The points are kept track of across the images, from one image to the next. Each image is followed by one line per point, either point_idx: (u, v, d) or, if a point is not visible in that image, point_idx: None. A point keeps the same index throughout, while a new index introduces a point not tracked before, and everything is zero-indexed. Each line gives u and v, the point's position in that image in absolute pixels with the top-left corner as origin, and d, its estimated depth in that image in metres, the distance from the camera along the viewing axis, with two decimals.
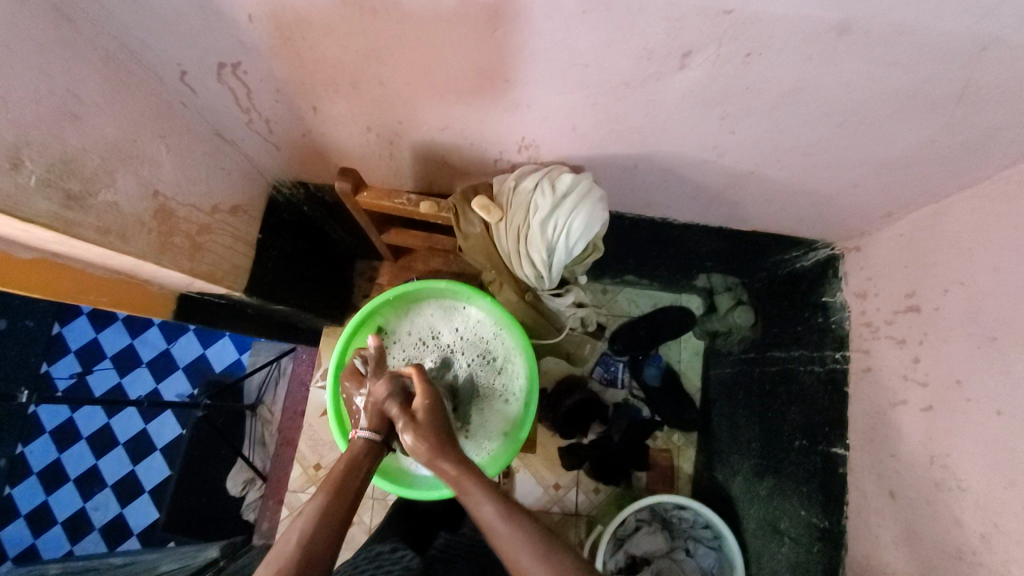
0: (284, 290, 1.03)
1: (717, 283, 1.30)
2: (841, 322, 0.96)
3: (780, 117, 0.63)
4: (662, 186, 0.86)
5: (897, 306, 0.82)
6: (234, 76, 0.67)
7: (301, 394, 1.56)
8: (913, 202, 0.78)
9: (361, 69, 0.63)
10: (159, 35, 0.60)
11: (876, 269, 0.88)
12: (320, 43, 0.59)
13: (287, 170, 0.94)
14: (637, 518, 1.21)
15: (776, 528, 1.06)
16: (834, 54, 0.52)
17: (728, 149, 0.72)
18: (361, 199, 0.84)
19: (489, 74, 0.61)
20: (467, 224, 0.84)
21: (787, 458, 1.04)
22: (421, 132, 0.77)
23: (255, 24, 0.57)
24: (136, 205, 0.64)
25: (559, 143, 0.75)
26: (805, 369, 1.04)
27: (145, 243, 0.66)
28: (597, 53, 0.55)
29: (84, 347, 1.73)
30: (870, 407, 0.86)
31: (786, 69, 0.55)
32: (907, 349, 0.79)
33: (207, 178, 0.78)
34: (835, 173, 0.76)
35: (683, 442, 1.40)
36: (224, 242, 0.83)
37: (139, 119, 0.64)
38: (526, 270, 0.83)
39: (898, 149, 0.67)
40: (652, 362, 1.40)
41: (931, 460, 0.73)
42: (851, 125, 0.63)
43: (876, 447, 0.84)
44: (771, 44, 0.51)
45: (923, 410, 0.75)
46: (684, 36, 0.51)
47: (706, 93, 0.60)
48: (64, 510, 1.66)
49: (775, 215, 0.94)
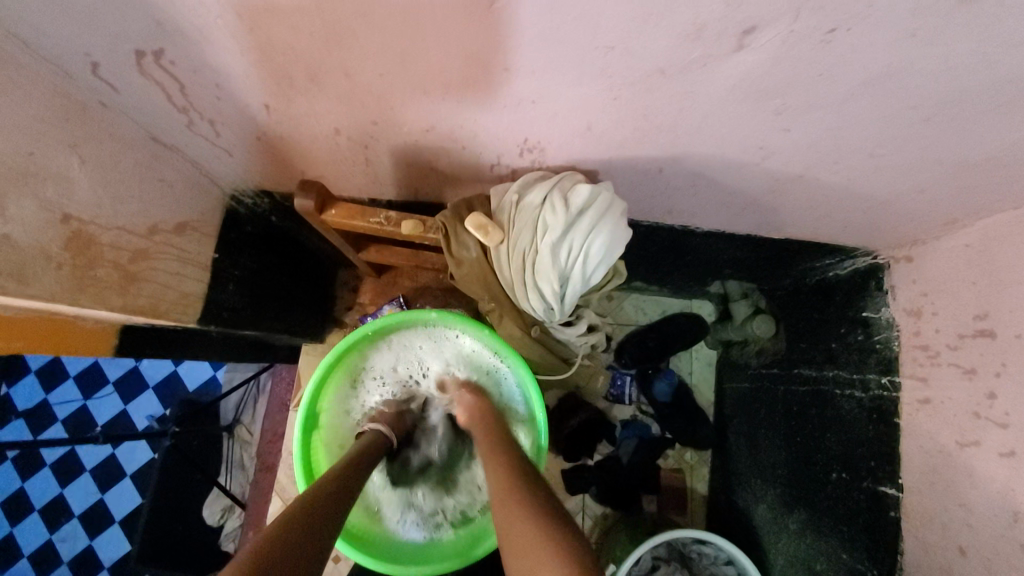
0: (254, 317, 0.89)
1: (733, 289, 1.18)
2: (888, 342, 0.84)
3: (851, 110, 0.50)
4: (688, 193, 0.73)
5: (964, 329, 0.70)
6: (161, 69, 0.53)
7: (281, 416, 1.42)
8: (988, 208, 0.66)
9: (321, 57, 0.49)
10: (50, 15, 0.46)
11: (934, 284, 0.76)
12: (262, 24, 0.45)
13: (246, 179, 0.81)
14: (654, 554, 1.09)
15: (811, 569, 0.95)
16: (949, 27, 0.39)
17: (776, 150, 0.59)
18: (327, 218, 0.70)
19: (485, 61, 0.48)
20: (462, 243, 0.70)
21: (823, 492, 0.93)
22: (402, 134, 0.63)
23: (174, 0, 0.43)
24: (38, 235, 0.51)
25: (569, 145, 0.62)
26: (842, 393, 0.92)
27: (55, 281, 0.52)
28: (629, 32, 0.42)
29: (46, 366, 1.60)
30: (929, 444, 0.75)
31: (877, 51, 0.42)
32: (980, 382, 0.68)
33: (143, 194, 0.64)
34: (901, 176, 0.63)
35: (696, 459, 1.28)
36: (170, 268, 0.70)
37: (37, 125, 0.50)
38: (532, 303, 0.69)
39: (991, 147, 0.55)
40: (663, 376, 1.28)
41: (1016, 517, 0.61)
42: (938, 121, 0.51)
43: (939, 492, 0.73)
44: (865, 15, 0.38)
45: (1003, 455, 0.64)
46: (748, 6, 0.38)
47: (763, 83, 0.47)
48: (29, 543, 1.54)
49: (815, 222, 0.81)
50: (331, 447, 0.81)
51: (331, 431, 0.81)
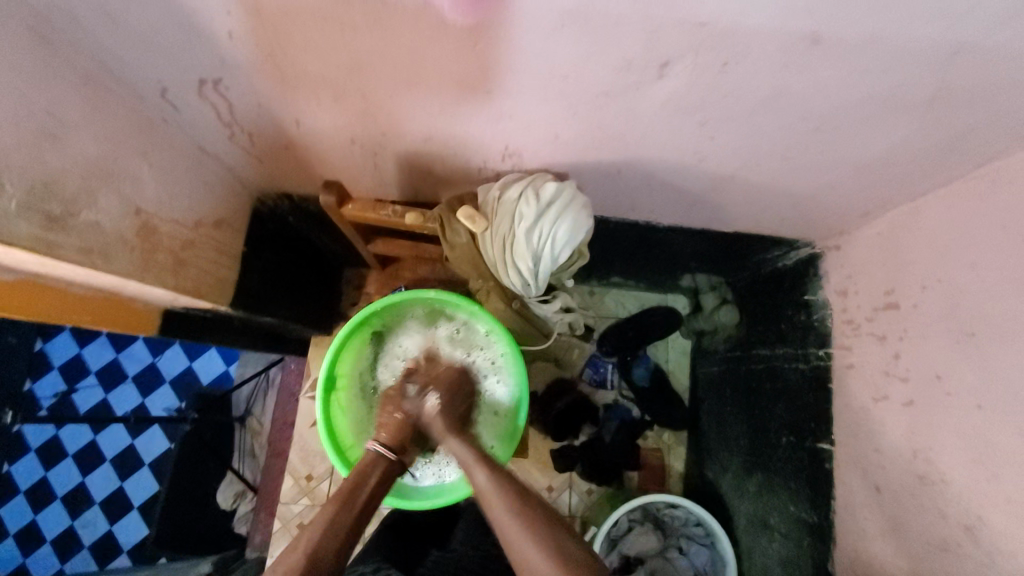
0: (272, 302, 1.02)
1: (702, 283, 1.32)
2: (823, 319, 0.97)
3: (759, 121, 0.64)
4: (645, 191, 0.87)
5: (876, 303, 0.84)
6: (215, 93, 0.67)
7: (291, 403, 1.53)
8: (890, 201, 0.80)
9: (344, 83, 0.63)
10: (137, 52, 0.59)
11: (855, 267, 0.90)
12: (301, 59, 0.59)
13: (270, 183, 0.94)
14: (631, 518, 1.22)
15: (766, 524, 1.07)
16: (810, 61, 0.53)
17: (708, 154, 0.73)
18: (346, 211, 0.84)
19: (472, 86, 0.61)
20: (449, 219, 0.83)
21: (775, 455, 1.05)
22: (404, 143, 0.77)
23: (236, 42, 0.57)
24: (118, 224, 0.64)
25: (542, 151, 0.76)
26: (790, 366, 1.05)
27: (129, 261, 0.65)
28: (578, 65, 0.56)
29: (69, 362, 1.70)
30: (853, 403, 0.88)
31: (764, 77, 0.56)
32: (888, 345, 0.81)
33: (191, 194, 0.78)
34: (814, 175, 0.77)
35: (673, 440, 1.40)
36: (209, 257, 0.83)
37: (119, 137, 0.64)
38: (512, 278, 0.83)
39: (875, 150, 0.69)
40: (640, 362, 1.42)
41: (913, 453, 0.74)
42: (828, 129, 0.65)
43: (861, 443, 0.86)
44: (748, 53, 0.52)
45: (904, 404, 0.77)
46: (663, 47, 0.52)
47: (686, 101, 0.61)
48: (52, 529, 1.63)
49: (757, 216, 0.95)
50: (347, 411, 0.95)
51: (347, 398, 0.95)
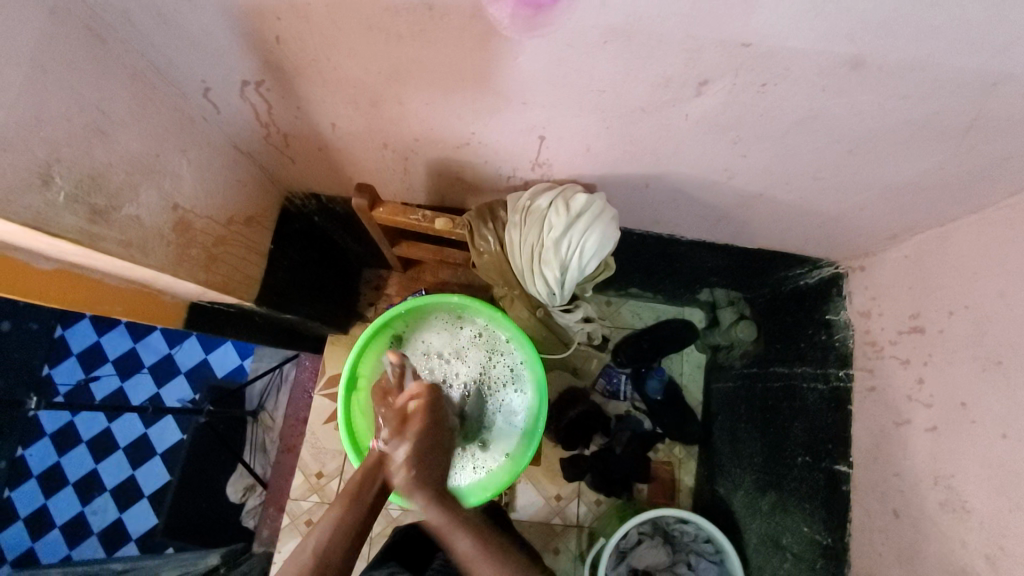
0: (295, 300, 1.04)
1: (720, 297, 1.32)
2: (844, 341, 0.97)
3: (791, 142, 0.65)
4: (671, 206, 0.88)
5: (902, 326, 0.83)
6: (256, 94, 0.68)
7: (304, 401, 1.54)
8: (919, 225, 0.79)
9: (382, 90, 0.64)
10: (184, 53, 0.61)
11: (880, 290, 0.89)
12: (343, 65, 0.60)
13: (300, 183, 0.96)
14: (640, 530, 1.21)
15: (778, 544, 1.05)
16: (849, 84, 0.53)
17: (738, 171, 0.73)
18: (376, 213, 0.85)
19: (508, 96, 0.62)
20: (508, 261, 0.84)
21: (790, 474, 1.04)
22: (436, 148, 0.78)
23: (282, 47, 0.58)
24: (157, 219, 0.65)
25: (572, 162, 0.76)
26: (809, 386, 1.04)
27: (164, 254, 0.67)
28: (615, 80, 0.57)
29: (88, 349, 1.73)
30: (874, 425, 0.87)
31: (801, 99, 0.56)
32: (912, 370, 0.80)
33: (225, 191, 0.79)
34: (844, 197, 0.77)
35: (684, 454, 1.40)
36: (238, 253, 0.84)
37: (162, 134, 0.65)
38: (538, 286, 0.84)
39: (907, 174, 0.69)
40: (655, 375, 1.37)
41: (935, 481, 0.74)
42: (861, 152, 0.65)
43: (880, 466, 0.85)
44: (787, 75, 0.53)
45: (927, 430, 0.76)
46: (702, 66, 0.53)
47: (721, 119, 0.62)
48: (63, 513, 1.65)
49: (782, 234, 0.95)
50: (366, 412, 0.96)
51: (365, 399, 0.96)
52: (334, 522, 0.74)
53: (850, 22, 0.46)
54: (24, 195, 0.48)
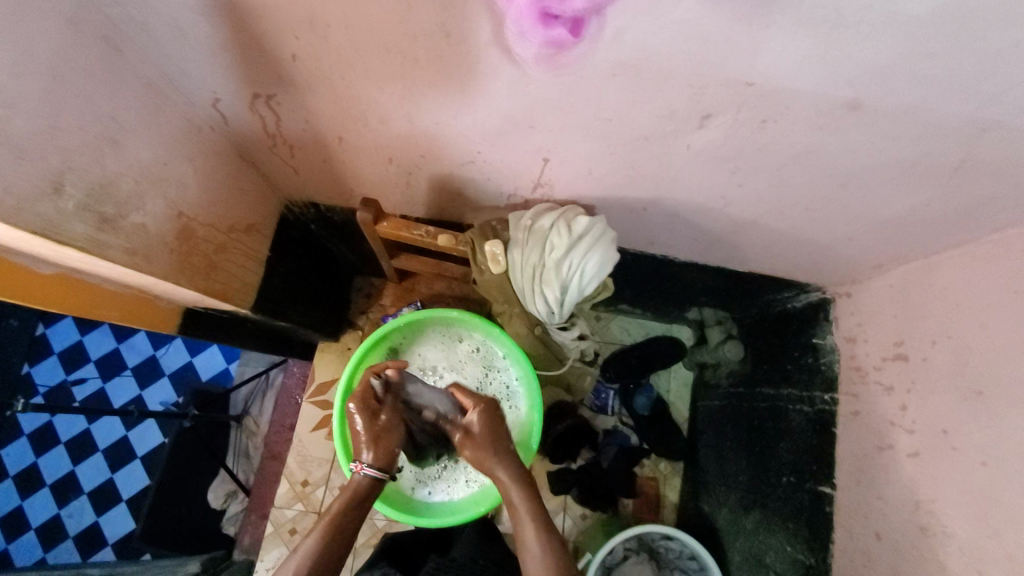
0: (288, 307, 1.03)
1: (709, 316, 1.33)
2: (830, 364, 0.99)
3: (786, 174, 0.67)
4: (667, 228, 0.90)
5: (886, 353, 0.86)
6: (266, 107, 0.69)
7: (291, 408, 1.52)
8: (904, 256, 0.82)
9: (392, 108, 0.65)
10: (197, 64, 0.61)
11: (866, 316, 0.92)
12: (356, 83, 0.61)
13: (300, 192, 0.96)
14: (626, 546, 1.21)
15: (761, 562, 1.07)
16: (846, 124, 0.56)
17: (734, 199, 0.76)
18: (380, 227, 0.85)
19: (516, 120, 0.64)
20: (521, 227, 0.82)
21: (774, 494, 1.06)
22: (441, 165, 0.79)
23: (298, 63, 0.59)
24: (162, 226, 0.65)
25: (575, 184, 0.78)
26: (794, 408, 1.06)
27: (167, 262, 0.67)
28: (622, 109, 0.58)
29: (69, 349, 1.70)
30: (858, 448, 0.89)
31: (798, 135, 0.59)
32: (895, 396, 0.83)
33: (227, 199, 0.79)
34: (835, 227, 0.80)
35: (669, 470, 1.41)
36: (238, 261, 0.84)
37: (171, 143, 0.65)
38: (538, 306, 0.85)
39: (894, 208, 0.72)
40: (643, 392, 1.41)
41: (916, 505, 0.76)
42: (853, 187, 0.68)
43: (863, 489, 0.87)
44: (787, 113, 0.55)
45: (910, 455, 0.79)
46: (707, 101, 0.55)
47: (721, 151, 0.64)
48: (40, 515, 1.62)
49: (772, 259, 0.97)
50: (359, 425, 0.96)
51: None
52: (322, 535, 0.72)
53: (851, 68, 0.48)
54: (35, 204, 0.48)
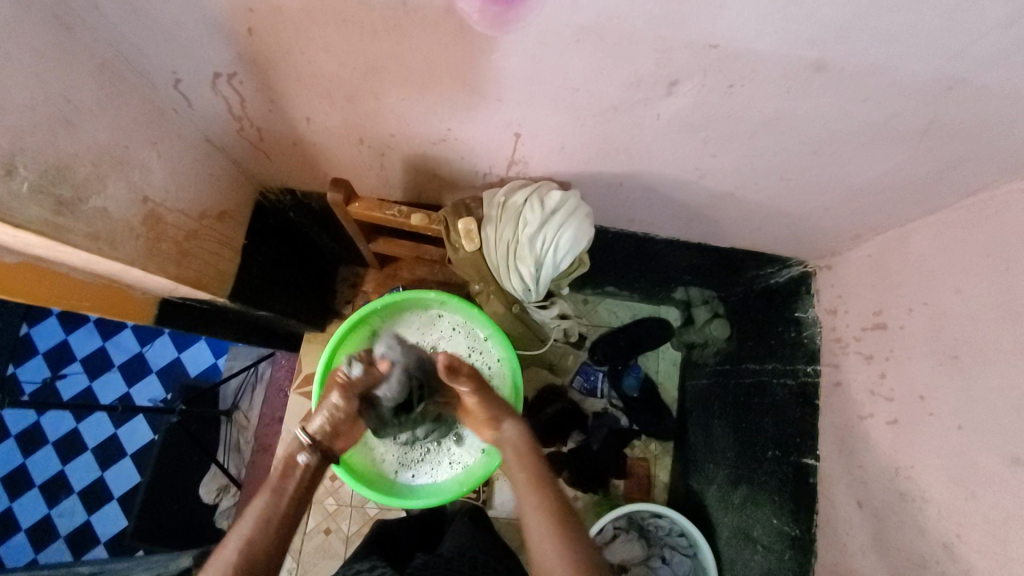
0: (268, 296, 1.02)
1: (695, 296, 1.33)
2: (812, 337, 0.99)
3: (758, 142, 0.67)
4: (645, 204, 0.89)
5: (865, 323, 0.86)
6: (229, 86, 0.68)
7: (279, 400, 1.51)
8: (881, 225, 0.82)
9: (357, 83, 0.64)
10: (154, 43, 0.60)
11: (846, 288, 0.92)
12: (317, 58, 0.60)
13: (274, 177, 0.95)
14: (615, 525, 1.21)
15: (748, 536, 1.07)
16: (813, 87, 0.55)
17: (708, 171, 0.75)
18: (352, 209, 0.85)
19: (482, 93, 0.63)
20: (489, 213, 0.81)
21: (759, 468, 1.06)
22: (413, 145, 0.78)
23: (255, 38, 0.58)
24: (126, 211, 0.64)
25: (549, 160, 0.77)
26: (777, 381, 1.06)
27: (134, 248, 0.65)
28: (588, 78, 0.57)
29: (54, 348, 1.68)
30: (840, 418, 0.90)
31: (766, 100, 0.58)
32: (875, 365, 0.83)
33: (196, 185, 0.78)
34: (810, 197, 0.80)
35: (659, 450, 1.41)
36: (211, 248, 0.83)
37: (131, 126, 0.64)
38: (514, 282, 0.85)
39: (868, 175, 0.71)
40: (631, 371, 1.40)
41: (896, 472, 0.76)
42: (825, 153, 0.67)
43: (846, 459, 0.87)
44: (753, 77, 0.54)
45: (889, 423, 0.79)
46: (671, 66, 0.54)
47: (691, 119, 0.63)
48: (29, 516, 1.60)
49: (752, 233, 0.97)
50: None
51: None
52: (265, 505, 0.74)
53: (813, 26, 0.47)
54: None
